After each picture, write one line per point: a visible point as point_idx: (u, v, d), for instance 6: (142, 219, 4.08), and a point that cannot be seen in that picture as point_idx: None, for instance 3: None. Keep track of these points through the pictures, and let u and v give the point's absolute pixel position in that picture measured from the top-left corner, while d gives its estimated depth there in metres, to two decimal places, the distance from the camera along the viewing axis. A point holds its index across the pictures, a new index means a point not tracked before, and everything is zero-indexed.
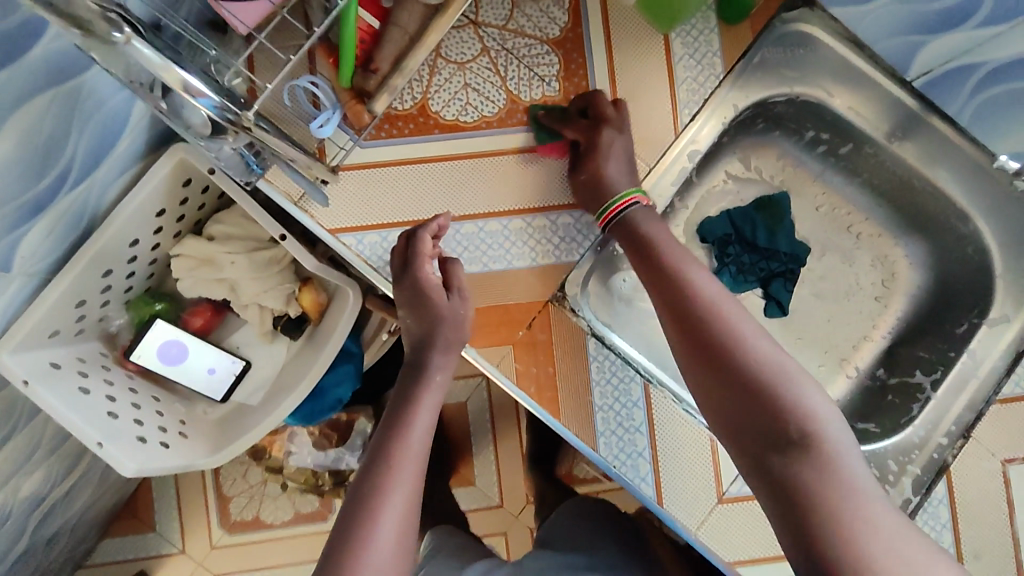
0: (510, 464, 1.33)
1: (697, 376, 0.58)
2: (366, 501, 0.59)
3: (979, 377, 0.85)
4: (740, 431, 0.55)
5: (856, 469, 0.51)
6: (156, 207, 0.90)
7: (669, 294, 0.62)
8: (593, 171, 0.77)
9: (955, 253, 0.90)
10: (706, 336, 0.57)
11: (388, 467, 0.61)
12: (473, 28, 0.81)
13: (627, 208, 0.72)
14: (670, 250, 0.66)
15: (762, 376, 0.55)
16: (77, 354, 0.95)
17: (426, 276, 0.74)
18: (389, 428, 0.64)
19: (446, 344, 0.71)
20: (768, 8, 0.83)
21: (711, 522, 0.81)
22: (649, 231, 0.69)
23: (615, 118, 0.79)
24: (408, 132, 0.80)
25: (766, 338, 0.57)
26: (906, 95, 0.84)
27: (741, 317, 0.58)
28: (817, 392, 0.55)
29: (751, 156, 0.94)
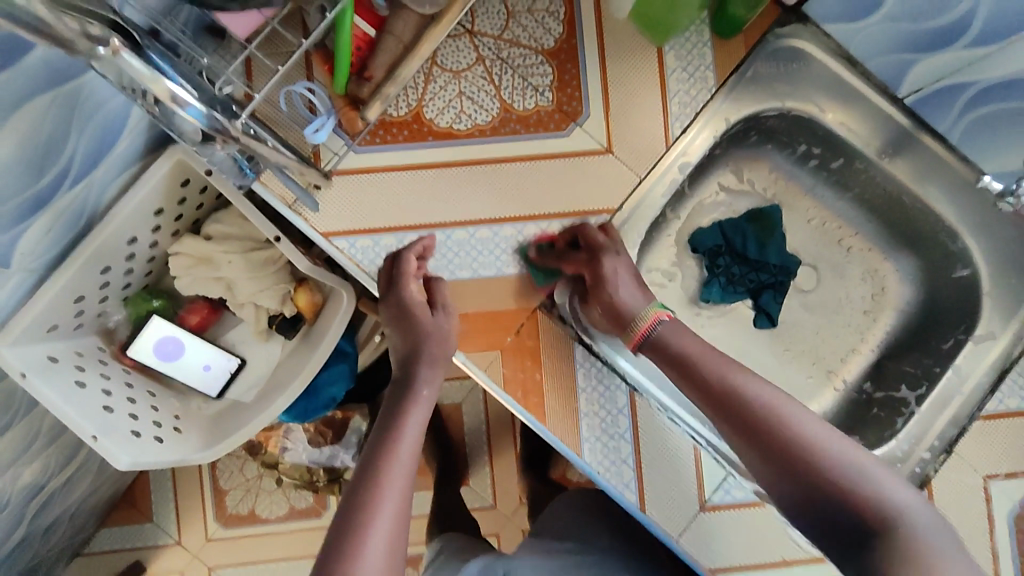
0: (503, 464, 1.34)
1: (769, 479, 0.60)
2: (358, 516, 0.59)
3: (963, 393, 0.84)
4: (826, 527, 0.57)
5: (947, 550, 0.52)
6: (154, 206, 0.92)
7: (720, 403, 0.63)
8: (603, 303, 0.77)
9: (944, 270, 0.90)
10: (767, 441, 0.59)
11: (376, 479, 0.61)
12: (469, 37, 0.82)
13: (650, 327, 0.72)
14: (709, 355, 0.67)
15: (831, 473, 0.56)
16: (75, 348, 0.96)
17: (411, 294, 0.76)
18: (376, 440, 0.65)
19: (431, 357, 0.74)
20: (761, 23, 0.83)
21: (693, 530, 0.81)
22: (680, 341, 0.70)
23: (607, 243, 0.79)
24: (403, 139, 0.81)
25: (828, 429, 0.59)
26: (897, 112, 0.84)
27: (797, 412, 0.60)
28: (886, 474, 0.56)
29: (744, 168, 0.95)
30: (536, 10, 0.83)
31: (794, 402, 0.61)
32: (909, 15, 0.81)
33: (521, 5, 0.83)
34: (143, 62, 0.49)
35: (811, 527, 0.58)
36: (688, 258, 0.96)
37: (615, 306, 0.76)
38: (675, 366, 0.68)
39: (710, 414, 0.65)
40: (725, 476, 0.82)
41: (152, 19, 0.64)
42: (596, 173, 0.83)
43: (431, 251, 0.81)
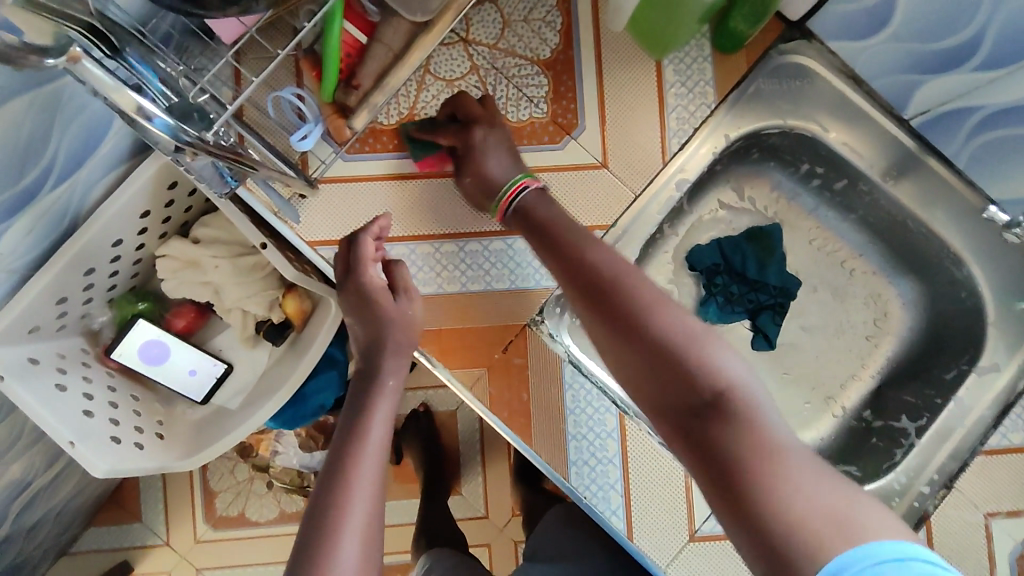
0: (496, 476, 1.32)
1: (611, 349, 0.56)
2: (329, 518, 0.56)
3: (964, 426, 0.82)
4: (660, 401, 0.53)
5: (772, 421, 0.49)
6: (140, 208, 0.90)
7: (574, 269, 0.60)
8: (475, 173, 0.75)
9: (949, 297, 0.87)
10: (614, 305, 0.56)
11: (345, 473, 0.58)
12: (464, 46, 0.81)
13: (515, 197, 0.71)
14: (570, 227, 0.64)
15: (673, 341, 0.53)
16: (57, 350, 0.95)
17: (372, 279, 0.73)
18: (345, 436, 0.62)
19: (396, 348, 0.71)
20: (763, 39, 0.81)
21: (681, 561, 0.79)
22: (544, 214, 0.67)
23: (485, 116, 0.78)
24: (393, 148, 0.80)
25: (670, 301, 0.56)
26: (903, 133, 0.82)
27: (646, 284, 0.57)
28: (726, 349, 0.53)
29: (745, 185, 0.92)
30: (532, 19, 0.81)
31: (643, 271, 0.59)
32: (919, 36, 0.79)
33: (517, 14, 0.81)
34: (105, 71, 0.48)
35: (646, 402, 0.55)
36: (685, 275, 0.93)
37: (485, 175, 0.75)
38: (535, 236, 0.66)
39: (561, 283, 0.62)
40: None
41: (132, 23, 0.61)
42: (590, 188, 0.81)
43: (387, 232, 0.78)
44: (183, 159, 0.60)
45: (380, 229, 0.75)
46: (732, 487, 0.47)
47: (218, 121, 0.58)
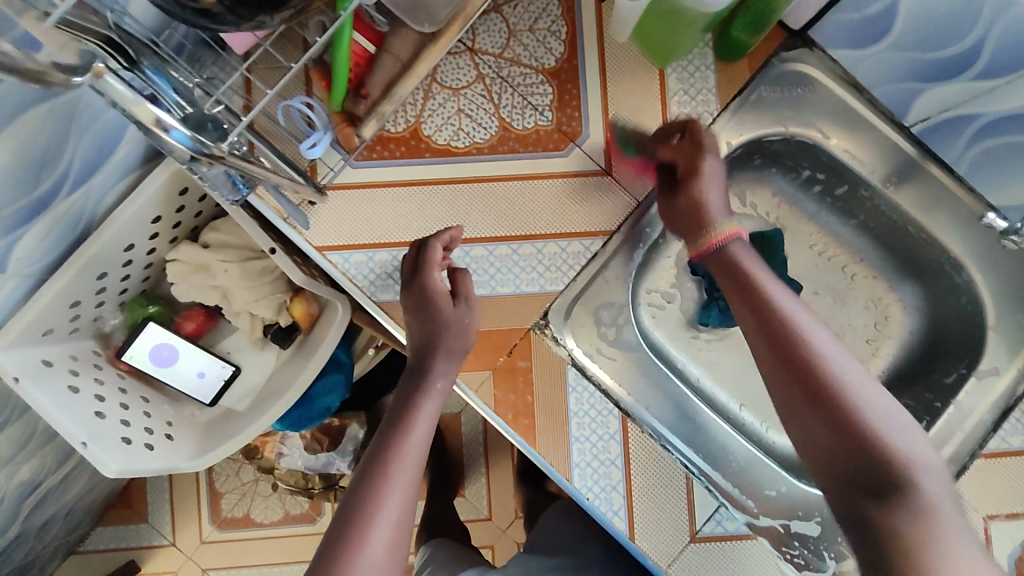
0: (501, 478, 1.33)
1: (796, 420, 0.57)
2: (365, 500, 0.59)
3: (965, 429, 0.82)
4: (835, 478, 0.55)
5: (951, 520, 0.51)
6: (152, 214, 0.92)
7: (775, 334, 0.59)
8: (690, 196, 0.71)
9: (948, 301, 0.88)
10: (818, 389, 0.56)
11: (386, 465, 0.62)
12: (470, 55, 0.82)
13: (728, 242, 0.66)
14: (778, 290, 0.62)
15: (873, 429, 0.54)
16: (70, 352, 0.96)
17: (434, 284, 0.75)
18: (389, 429, 0.66)
19: (447, 349, 0.73)
20: (764, 48, 0.82)
21: (682, 561, 0.80)
22: (746, 263, 0.64)
23: (713, 144, 0.73)
24: (399, 155, 0.81)
25: (870, 384, 0.56)
26: (903, 139, 0.83)
27: (855, 371, 0.57)
28: (922, 443, 0.54)
29: (746, 191, 0.94)
30: (537, 29, 0.82)
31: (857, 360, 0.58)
32: (918, 47, 0.80)
33: (523, 24, 0.82)
34: (128, 86, 0.50)
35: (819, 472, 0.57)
36: (687, 279, 0.95)
37: (700, 203, 0.70)
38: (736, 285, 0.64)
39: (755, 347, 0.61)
40: (717, 506, 0.81)
41: (146, 36, 0.62)
42: (593, 194, 0.82)
43: (457, 242, 0.79)
44: (198, 166, 0.61)
45: (452, 237, 0.77)
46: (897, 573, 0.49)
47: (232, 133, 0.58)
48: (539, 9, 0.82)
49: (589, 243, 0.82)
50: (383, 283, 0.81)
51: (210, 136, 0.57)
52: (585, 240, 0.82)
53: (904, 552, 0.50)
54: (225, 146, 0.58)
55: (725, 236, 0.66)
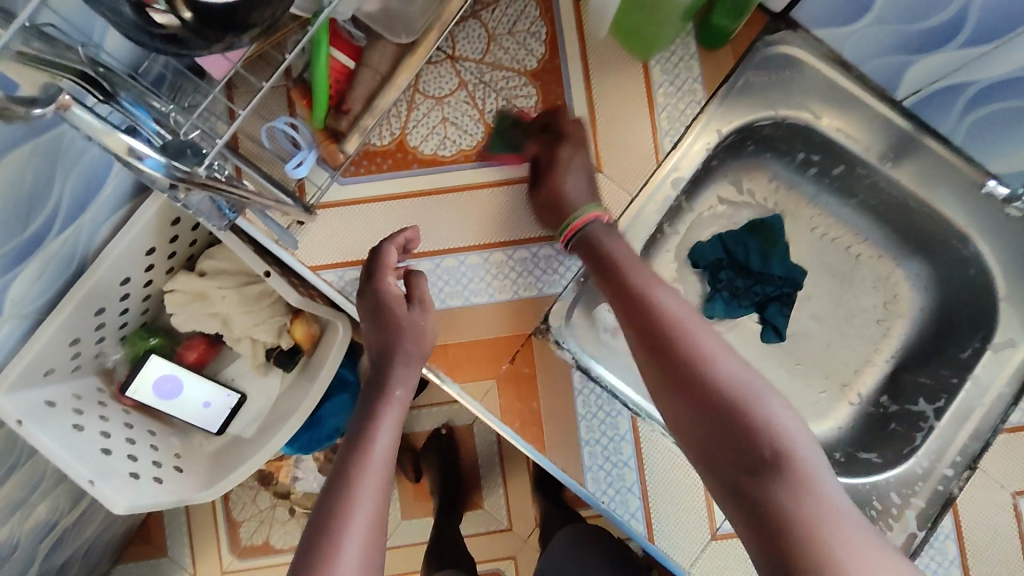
0: (518, 487, 1.31)
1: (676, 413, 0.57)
2: (327, 535, 0.56)
3: (984, 404, 0.80)
4: (709, 452, 0.55)
5: (827, 489, 0.50)
6: (145, 246, 0.91)
7: (637, 310, 0.61)
8: (553, 186, 0.76)
9: (957, 275, 0.86)
10: (668, 352, 0.58)
11: (349, 484, 0.60)
12: (450, 62, 0.81)
13: (592, 223, 0.72)
14: (637, 268, 0.66)
15: (734, 400, 0.54)
16: (73, 391, 0.96)
17: (387, 288, 0.73)
18: (349, 448, 0.63)
19: (405, 356, 0.71)
20: (748, 31, 0.81)
21: (704, 561, 0.77)
22: (609, 242, 0.70)
23: (575, 133, 0.78)
24: (387, 168, 0.80)
25: (729, 354, 0.57)
26: (897, 115, 0.82)
27: (733, 363, 0.56)
28: (787, 411, 0.54)
29: (742, 178, 0.93)
30: (516, 31, 0.82)
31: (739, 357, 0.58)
32: (900, 18, 0.75)
33: (502, 27, 0.82)
34: (96, 117, 0.49)
35: (681, 432, 0.57)
36: (689, 272, 0.94)
37: (558, 182, 0.76)
38: (618, 292, 0.64)
39: (635, 344, 0.61)
40: None
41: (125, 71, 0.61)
42: None
43: (413, 244, 0.78)
44: (178, 194, 0.60)
45: (406, 239, 0.76)
46: (778, 540, 0.49)
47: (209, 156, 0.57)
48: (517, 11, 0.82)
49: None
50: None
51: (188, 161, 0.56)
52: None
53: (783, 526, 0.49)
54: (201, 171, 0.57)
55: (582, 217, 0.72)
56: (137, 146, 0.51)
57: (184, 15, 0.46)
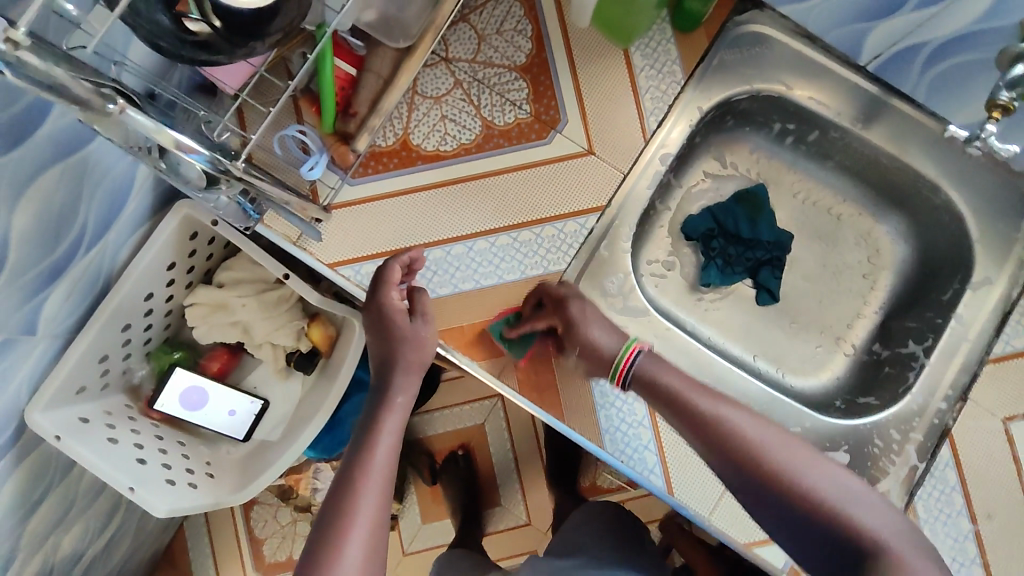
0: (534, 481, 1.35)
1: (773, 520, 0.62)
2: (334, 531, 0.61)
3: (969, 340, 0.84)
4: (817, 554, 0.60)
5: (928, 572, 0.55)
6: (166, 261, 0.96)
7: (712, 439, 0.64)
8: (581, 344, 0.76)
9: (933, 224, 0.92)
10: (753, 474, 0.61)
11: (353, 485, 0.64)
12: (445, 64, 0.87)
13: (632, 364, 0.73)
14: (699, 393, 0.68)
15: (826, 505, 0.58)
16: (104, 408, 0.99)
17: (389, 302, 0.76)
18: (355, 452, 0.67)
19: (405, 365, 0.74)
20: (718, 14, 0.88)
21: (722, 510, 0.82)
22: (660, 371, 0.71)
23: (569, 292, 0.79)
24: (393, 167, 0.85)
25: (808, 455, 0.61)
26: (864, 79, 0.88)
27: (815, 463, 0.61)
28: (867, 498, 0.59)
29: (724, 153, 0.99)
30: (504, 30, 0.88)
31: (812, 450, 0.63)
32: None
33: (491, 28, 0.88)
34: (147, 116, 0.51)
35: (784, 539, 0.62)
36: (683, 246, 1.00)
37: (587, 346, 0.76)
38: (688, 418, 0.67)
39: (719, 462, 0.64)
40: None
41: (151, 81, 0.65)
42: (582, 173, 0.86)
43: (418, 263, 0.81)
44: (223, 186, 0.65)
45: (412, 259, 0.79)
46: None
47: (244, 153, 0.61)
48: (503, 12, 0.88)
49: (585, 219, 0.86)
50: None
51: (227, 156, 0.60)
52: (581, 217, 0.86)
53: None
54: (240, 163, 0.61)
55: (623, 362, 0.73)
56: (183, 141, 0.53)
57: (215, 23, 0.51)
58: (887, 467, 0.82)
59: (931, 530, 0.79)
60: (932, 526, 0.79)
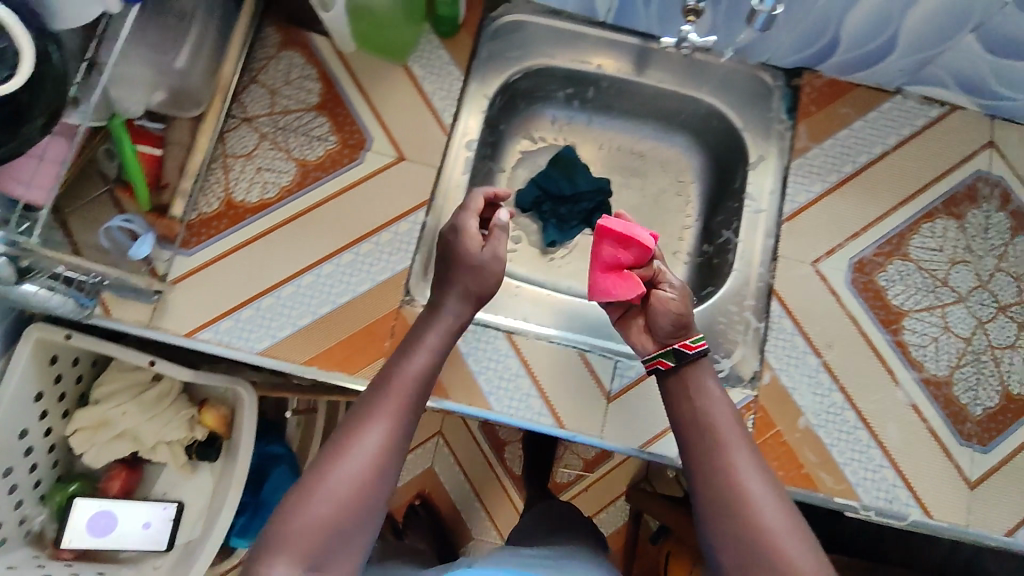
0: (497, 499, 1.37)
1: (706, 508, 0.72)
2: (360, 422, 0.71)
3: (764, 211, 0.97)
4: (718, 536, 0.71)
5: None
6: (31, 392, 0.94)
7: (699, 428, 0.77)
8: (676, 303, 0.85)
9: (710, 130, 1.07)
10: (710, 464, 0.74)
11: (386, 395, 0.74)
12: (247, 123, 0.94)
13: (698, 355, 0.81)
14: (716, 403, 0.79)
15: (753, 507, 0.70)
16: (6, 564, 0.95)
17: (467, 225, 0.82)
18: (396, 363, 0.77)
19: (465, 290, 0.80)
20: (474, 15, 1.01)
21: (612, 424, 0.89)
22: (698, 378, 0.81)
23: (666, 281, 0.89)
24: (225, 227, 0.90)
25: (762, 477, 0.72)
26: (609, 32, 1.03)
27: (765, 489, 0.71)
28: (791, 522, 0.69)
29: (530, 130, 1.13)
30: (292, 79, 0.96)
31: (776, 491, 0.72)
32: None
33: (279, 81, 0.96)
34: None
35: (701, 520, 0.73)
36: (522, 219, 1.11)
37: (680, 300, 0.84)
38: (693, 417, 0.78)
39: (691, 452, 0.76)
40: (615, 363, 0.91)
41: None
42: (398, 178, 0.94)
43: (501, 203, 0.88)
44: None
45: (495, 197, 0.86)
46: None
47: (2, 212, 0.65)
48: (286, 66, 0.97)
49: (414, 217, 0.93)
50: (259, 334, 0.87)
51: None
52: (410, 216, 0.93)
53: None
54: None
55: (699, 341, 0.81)
56: None
57: None
58: (736, 337, 0.93)
59: (789, 375, 0.90)
60: (788, 372, 0.90)
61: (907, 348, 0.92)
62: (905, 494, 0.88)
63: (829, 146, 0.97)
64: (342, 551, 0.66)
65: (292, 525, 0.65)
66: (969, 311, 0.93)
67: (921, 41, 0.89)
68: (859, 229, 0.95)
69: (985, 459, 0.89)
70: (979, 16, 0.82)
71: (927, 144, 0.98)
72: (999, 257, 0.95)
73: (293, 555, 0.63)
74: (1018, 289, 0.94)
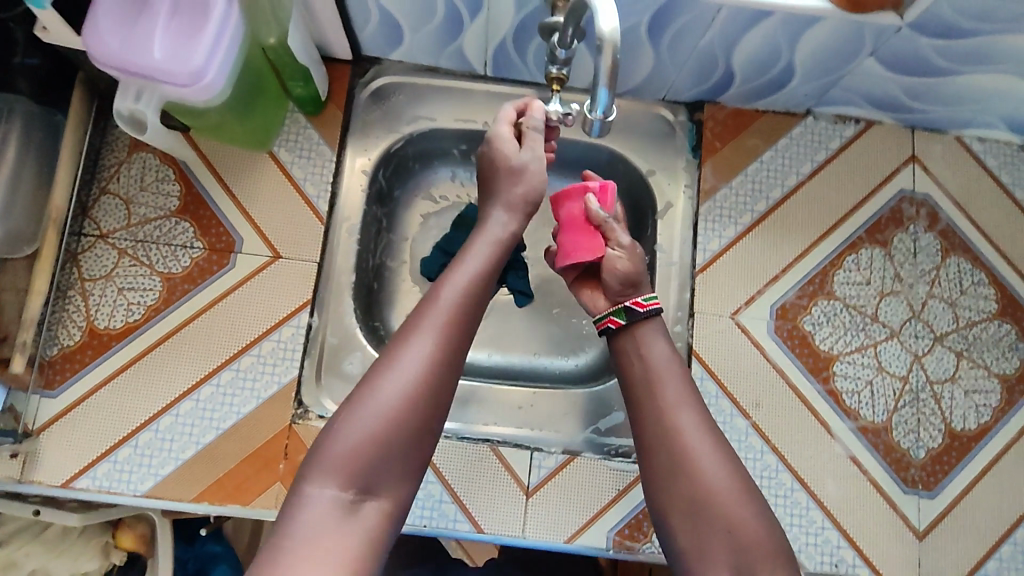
0: None
1: (649, 471, 0.63)
2: (409, 336, 0.58)
3: (676, 262, 0.90)
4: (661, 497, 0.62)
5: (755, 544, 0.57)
6: None
7: (647, 384, 0.67)
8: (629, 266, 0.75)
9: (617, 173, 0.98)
10: (652, 427, 0.64)
11: (440, 308, 0.60)
12: (104, 240, 0.86)
13: (649, 314, 0.72)
14: (663, 360, 0.69)
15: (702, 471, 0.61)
16: None
17: (500, 134, 0.71)
18: (447, 274, 0.64)
19: (511, 198, 0.69)
20: (341, 85, 0.93)
21: (534, 519, 0.82)
22: (647, 337, 0.71)
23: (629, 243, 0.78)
24: (90, 359, 0.83)
25: (711, 438, 0.63)
26: (491, 84, 0.95)
27: (715, 451, 0.63)
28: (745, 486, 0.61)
29: (429, 191, 1.01)
30: (147, 184, 0.88)
31: (726, 452, 0.63)
32: (416, 26, 0.85)
33: (133, 188, 0.87)
34: None
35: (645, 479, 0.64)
36: None
37: (630, 258, 0.74)
38: (641, 373, 0.68)
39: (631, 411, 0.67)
40: (531, 453, 0.85)
41: None
42: (275, 280, 0.86)
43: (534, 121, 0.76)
44: None
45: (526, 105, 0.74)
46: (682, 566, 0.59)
47: None
48: (139, 168, 0.88)
49: (295, 321, 0.86)
50: (140, 474, 0.80)
51: None
52: (290, 321, 0.86)
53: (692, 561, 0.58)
54: None
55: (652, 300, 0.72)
56: None
57: None
58: None
59: None
60: None
61: (840, 396, 0.86)
62: (851, 555, 0.82)
63: (738, 184, 0.90)
64: (383, 486, 0.54)
65: (328, 451, 0.53)
66: (903, 346, 0.87)
67: (821, 66, 0.80)
68: (778, 271, 0.88)
69: (932, 505, 0.84)
70: (873, 42, 0.74)
71: (843, 168, 0.91)
72: (931, 282, 0.89)
73: (334, 488, 0.52)
74: (953, 316, 0.88)
